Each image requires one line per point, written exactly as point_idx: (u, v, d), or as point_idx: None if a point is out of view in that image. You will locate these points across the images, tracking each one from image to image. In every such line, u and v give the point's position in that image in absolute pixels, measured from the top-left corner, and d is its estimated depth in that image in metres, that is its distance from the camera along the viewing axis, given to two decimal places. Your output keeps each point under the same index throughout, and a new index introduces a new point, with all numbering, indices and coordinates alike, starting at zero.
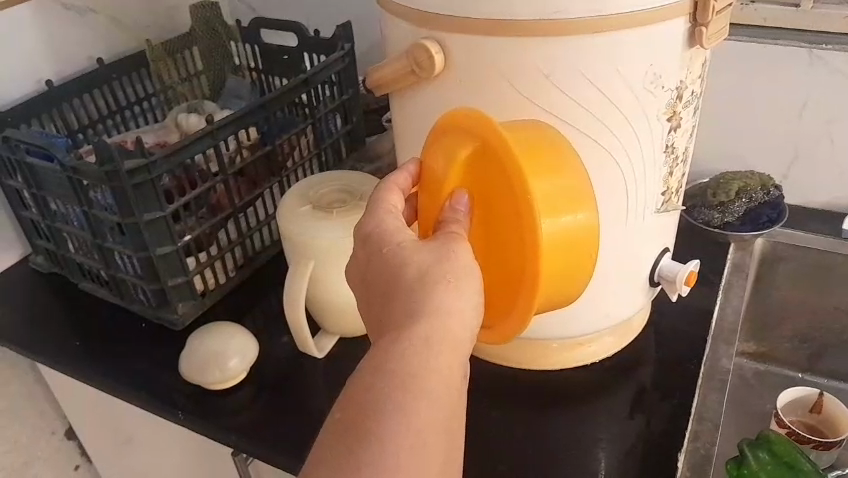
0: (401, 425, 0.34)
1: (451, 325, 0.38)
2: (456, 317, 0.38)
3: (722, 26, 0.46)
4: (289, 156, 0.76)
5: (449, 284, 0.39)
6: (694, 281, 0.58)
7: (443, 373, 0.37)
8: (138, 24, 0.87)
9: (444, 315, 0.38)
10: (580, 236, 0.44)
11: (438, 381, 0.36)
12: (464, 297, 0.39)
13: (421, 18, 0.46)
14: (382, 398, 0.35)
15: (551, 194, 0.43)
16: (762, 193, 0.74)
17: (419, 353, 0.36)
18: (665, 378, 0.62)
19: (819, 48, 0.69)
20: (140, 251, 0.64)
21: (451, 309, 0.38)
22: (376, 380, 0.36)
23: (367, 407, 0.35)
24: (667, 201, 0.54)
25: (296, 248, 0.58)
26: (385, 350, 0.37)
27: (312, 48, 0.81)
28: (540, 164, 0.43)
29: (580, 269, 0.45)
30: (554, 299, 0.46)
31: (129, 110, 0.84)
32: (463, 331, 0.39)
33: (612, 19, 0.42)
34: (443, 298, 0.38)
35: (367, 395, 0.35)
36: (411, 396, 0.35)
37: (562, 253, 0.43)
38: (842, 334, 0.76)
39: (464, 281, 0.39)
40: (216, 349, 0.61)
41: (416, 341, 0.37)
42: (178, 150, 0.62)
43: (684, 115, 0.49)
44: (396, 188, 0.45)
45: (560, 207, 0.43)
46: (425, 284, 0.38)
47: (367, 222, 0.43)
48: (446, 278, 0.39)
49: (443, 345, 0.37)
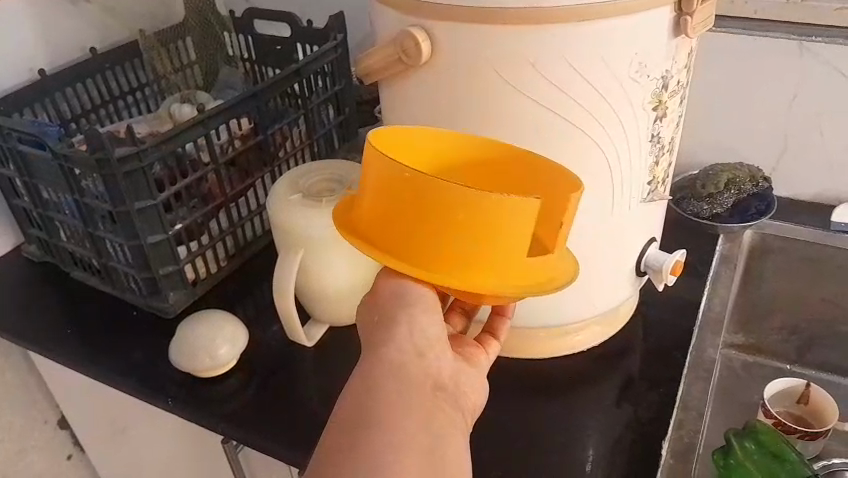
0: (378, 433, 0.36)
1: (395, 347, 0.40)
2: (413, 334, 0.41)
3: (707, 14, 0.46)
4: (281, 146, 0.76)
5: (399, 310, 0.42)
6: (680, 270, 0.58)
7: (411, 384, 0.39)
8: (132, 14, 0.87)
9: (398, 335, 0.41)
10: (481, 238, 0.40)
11: (408, 390, 0.38)
12: (418, 314, 0.42)
13: (407, 5, 0.46)
14: (344, 428, 0.37)
15: (420, 226, 0.41)
16: (751, 186, 0.74)
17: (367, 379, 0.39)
18: (654, 367, 0.62)
19: (809, 40, 0.69)
20: (131, 240, 0.64)
21: (405, 327, 0.41)
22: (347, 402, 0.38)
23: (333, 439, 0.36)
24: (654, 190, 0.54)
25: (287, 235, 0.59)
26: (351, 378, 0.39)
27: (305, 38, 0.82)
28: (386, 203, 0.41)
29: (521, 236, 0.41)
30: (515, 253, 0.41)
31: (122, 100, 0.84)
32: (425, 345, 0.41)
33: (595, 8, 0.43)
34: (396, 322, 0.41)
35: (331, 430, 0.37)
36: (382, 406, 0.37)
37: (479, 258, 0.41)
38: (831, 326, 0.76)
39: (415, 301, 0.42)
40: (206, 338, 0.61)
41: (377, 363, 0.39)
42: (169, 138, 0.62)
43: (669, 104, 0.50)
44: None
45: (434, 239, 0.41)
46: (379, 319, 0.42)
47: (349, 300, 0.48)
48: (392, 308, 0.42)
49: (391, 364, 0.39)
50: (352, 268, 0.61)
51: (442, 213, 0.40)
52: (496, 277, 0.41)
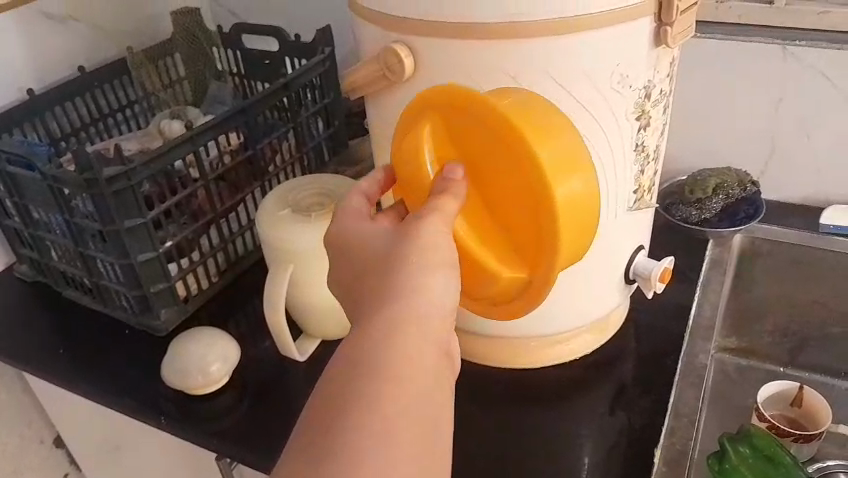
0: (369, 412, 0.33)
1: (422, 303, 0.38)
2: (424, 304, 0.38)
3: (687, 24, 0.47)
4: (271, 160, 0.77)
5: (411, 276, 0.39)
6: (668, 277, 0.59)
7: (411, 360, 0.36)
8: (120, 31, 0.87)
9: (405, 304, 0.38)
10: (567, 147, 0.43)
11: (407, 367, 0.36)
12: (432, 283, 0.39)
13: (389, 22, 0.46)
14: (357, 378, 0.35)
15: (533, 112, 0.43)
16: (739, 189, 0.74)
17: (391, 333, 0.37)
18: (646, 374, 0.62)
19: (793, 44, 0.70)
20: (121, 258, 0.64)
21: (416, 292, 0.39)
22: (364, 357, 0.35)
23: (340, 389, 0.34)
24: (640, 199, 0.54)
25: (275, 251, 0.59)
26: (377, 324, 0.37)
27: (292, 52, 0.82)
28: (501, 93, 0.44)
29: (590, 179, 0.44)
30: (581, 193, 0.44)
31: (111, 118, 0.84)
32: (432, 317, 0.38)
33: (574, 21, 0.43)
34: (405, 288, 0.39)
35: (342, 377, 0.35)
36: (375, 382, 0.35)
37: (560, 161, 0.43)
38: (822, 328, 0.77)
39: (429, 267, 0.40)
40: (195, 356, 0.61)
41: (378, 334, 0.37)
42: (159, 156, 0.63)
43: (653, 113, 0.50)
44: (362, 193, 0.48)
45: (535, 117, 0.43)
46: (385, 280, 0.39)
47: (340, 235, 0.45)
48: (402, 270, 0.39)
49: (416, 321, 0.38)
50: None
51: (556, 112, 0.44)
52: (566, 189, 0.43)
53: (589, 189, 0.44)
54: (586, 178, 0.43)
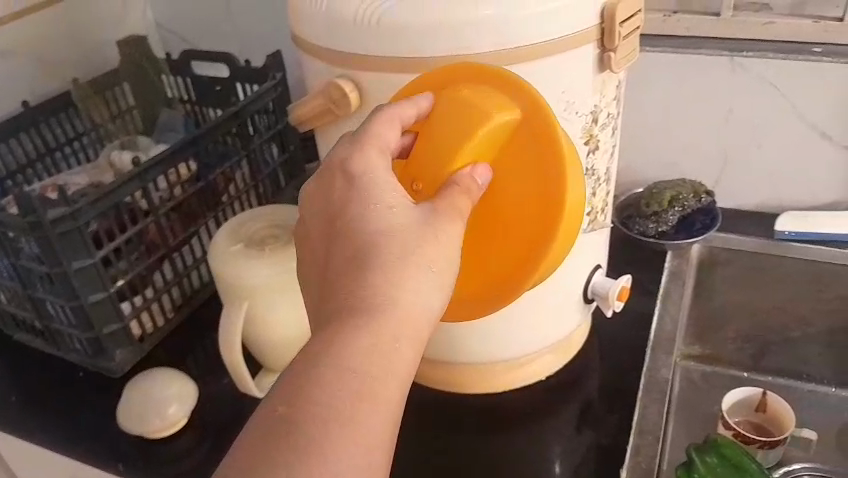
0: (335, 429, 0.33)
1: (411, 315, 0.37)
2: (403, 310, 0.37)
3: (631, 48, 0.47)
4: (225, 190, 0.75)
5: (394, 276, 0.37)
6: (626, 295, 0.59)
7: (381, 372, 0.35)
8: (65, 62, 0.85)
9: (384, 307, 0.36)
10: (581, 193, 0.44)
11: (375, 383, 0.35)
12: (415, 289, 0.37)
13: (333, 56, 0.46)
14: (327, 391, 0.34)
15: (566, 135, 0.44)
16: (694, 200, 0.74)
17: (372, 344, 0.35)
18: (610, 392, 0.62)
19: (740, 55, 0.71)
20: (71, 300, 0.63)
21: (400, 299, 0.37)
22: (334, 371, 0.34)
23: (307, 399, 0.34)
24: (593, 220, 0.54)
25: (229, 288, 0.57)
26: (362, 332, 0.35)
27: (243, 77, 0.80)
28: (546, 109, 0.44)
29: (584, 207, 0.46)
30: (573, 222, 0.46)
31: (59, 152, 0.82)
32: (409, 323, 0.37)
33: (516, 52, 0.43)
34: (386, 288, 0.37)
35: (312, 387, 0.34)
36: (341, 396, 0.34)
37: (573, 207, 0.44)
38: (782, 332, 0.77)
39: (415, 270, 0.37)
40: (153, 397, 0.60)
41: (351, 338, 0.35)
42: (107, 194, 0.61)
43: (601, 137, 0.49)
44: (397, 120, 0.41)
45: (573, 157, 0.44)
46: (367, 270, 0.37)
47: (332, 173, 0.40)
48: (388, 266, 0.37)
49: (399, 334, 0.36)
50: (300, 316, 0.60)
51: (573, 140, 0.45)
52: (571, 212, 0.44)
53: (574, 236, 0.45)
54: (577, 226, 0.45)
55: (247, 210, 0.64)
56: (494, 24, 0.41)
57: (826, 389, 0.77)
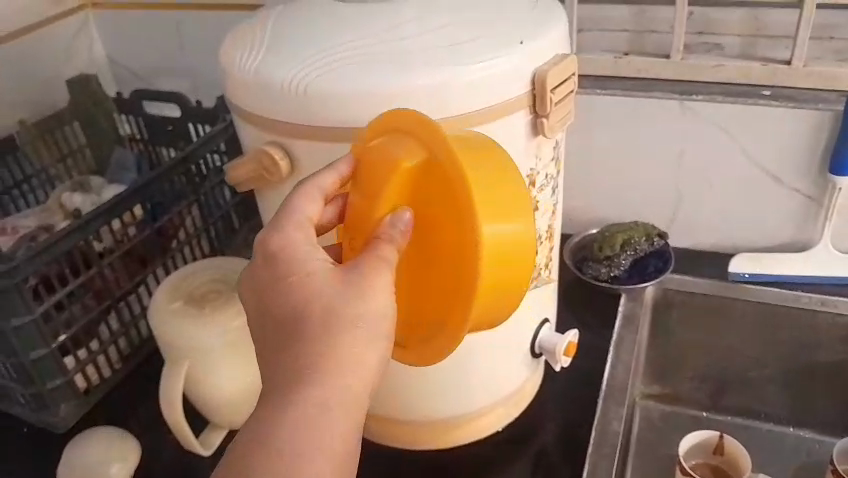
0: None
1: (354, 377, 0.36)
2: (354, 366, 0.36)
3: (564, 113, 0.46)
4: (175, 235, 0.74)
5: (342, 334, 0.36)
6: (573, 351, 0.59)
7: (338, 431, 0.35)
8: (13, 104, 0.83)
9: (333, 364, 0.35)
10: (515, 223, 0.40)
11: (339, 447, 0.35)
12: (363, 343, 0.36)
13: (265, 123, 0.45)
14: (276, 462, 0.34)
15: (499, 186, 0.39)
16: (646, 243, 0.75)
17: (317, 411, 0.35)
18: (561, 445, 0.62)
19: (690, 99, 0.71)
20: (13, 357, 0.62)
21: (341, 363, 0.36)
22: (285, 445, 0.34)
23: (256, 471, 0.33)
24: (537, 277, 0.53)
25: (168, 347, 0.56)
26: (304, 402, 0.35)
27: (196, 118, 0.79)
28: (478, 158, 0.39)
29: (525, 259, 0.40)
30: (507, 275, 0.40)
31: (7, 196, 0.79)
32: (360, 373, 0.36)
33: (446, 119, 0.42)
34: (334, 347, 0.36)
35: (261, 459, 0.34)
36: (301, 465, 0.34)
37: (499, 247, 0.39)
38: (739, 373, 0.77)
39: (361, 326, 0.36)
40: (96, 454, 0.58)
41: (296, 405, 0.35)
42: (45, 249, 0.59)
43: (540, 198, 0.49)
44: (321, 193, 0.41)
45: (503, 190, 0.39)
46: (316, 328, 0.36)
47: (260, 245, 0.39)
48: (334, 325, 0.36)
49: (343, 396, 0.35)
50: (244, 374, 0.59)
51: (504, 181, 0.39)
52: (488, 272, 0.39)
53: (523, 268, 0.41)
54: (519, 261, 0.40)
55: (188, 264, 0.63)
56: (424, 93, 0.41)
57: (784, 430, 0.76)
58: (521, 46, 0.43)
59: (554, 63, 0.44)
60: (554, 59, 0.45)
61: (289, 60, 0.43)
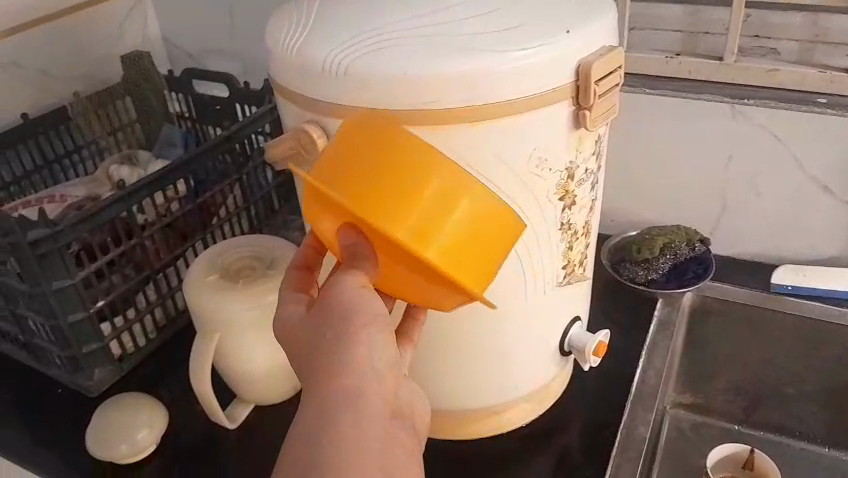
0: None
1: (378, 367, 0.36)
2: (375, 357, 0.36)
3: (608, 106, 0.45)
4: (216, 212, 0.75)
5: (346, 336, 0.36)
6: (603, 351, 0.57)
7: (371, 435, 0.34)
8: (69, 76, 0.85)
9: (345, 369, 0.35)
10: (438, 183, 0.38)
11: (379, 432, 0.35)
12: (369, 341, 0.36)
13: (306, 102, 0.45)
14: (330, 450, 0.33)
15: (388, 176, 0.38)
16: (687, 248, 0.74)
17: (355, 398, 0.35)
18: (585, 445, 0.61)
19: (741, 103, 0.69)
20: (50, 320, 0.63)
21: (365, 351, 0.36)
22: (334, 433, 0.33)
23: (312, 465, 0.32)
24: (570, 272, 0.53)
25: (201, 318, 0.57)
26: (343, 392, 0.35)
27: (243, 99, 0.79)
28: (355, 170, 0.38)
29: (475, 209, 0.38)
30: (462, 236, 0.38)
31: (58, 165, 0.82)
32: (376, 374, 0.36)
33: (486, 106, 0.42)
34: (353, 340, 0.36)
35: (314, 452, 0.33)
36: (349, 467, 0.33)
37: (441, 212, 0.38)
38: (775, 387, 0.75)
39: (364, 323, 0.37)
40: (126, 419, 0.60)
41: (337, 396, 0.34)
42: (89, 217, 0.61)
43: (578, 192, 0.48)
44: (297, 268, 0.44)
45: (396, 165, 0.38)
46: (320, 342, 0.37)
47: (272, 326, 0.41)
48: (343, 328, 0.36)
49: (374, 382, 0.36)
50: (273, 351, 0.59)
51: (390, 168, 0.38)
52: (437, 244, 0.37)
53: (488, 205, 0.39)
54: (473, 206, 0.38)
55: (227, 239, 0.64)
56: (466, 81, 0.41)
57: (818, 449, 0.74)
58: (567, 35, 0.42)
59: (600, 54, 0.43)
60: (601, 50, 0.44)
61: (331, 39, 0.43)
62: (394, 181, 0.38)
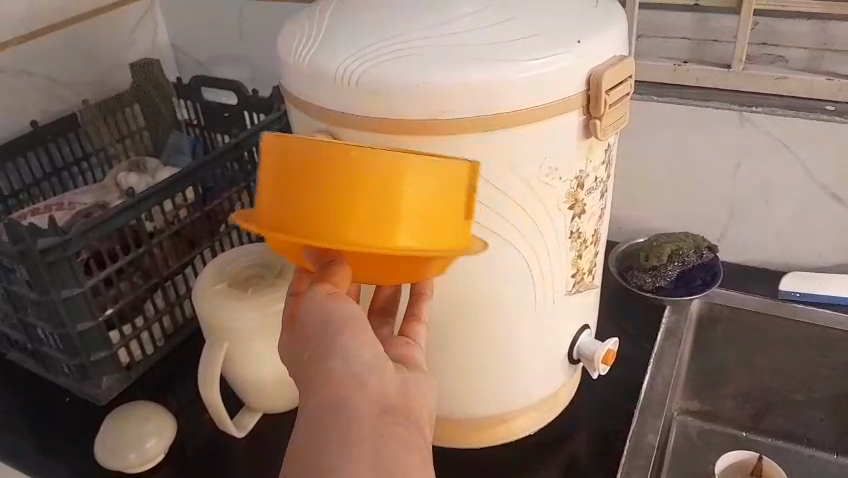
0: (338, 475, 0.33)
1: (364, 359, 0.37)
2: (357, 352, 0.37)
3: (619, 115, 0.46)
4: (223, 219, 0.75)
5: (326, 340, 0.38)
6: (612, 359, 0.57)
7: (360, 435, 0.34)
8: (77, 84, 0.85)
9: (325, 381, 0.36)
10: (362, 174, 0.38)
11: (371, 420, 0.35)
12: (342, 349, 0.37)
13: (318, 111, 0.45)
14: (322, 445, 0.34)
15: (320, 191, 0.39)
16: (695, 255, 0.74)
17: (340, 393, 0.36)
18: (593, 453, 0.61)
19: (749, 110, 0.69)
20: (59, 328, 0.63)
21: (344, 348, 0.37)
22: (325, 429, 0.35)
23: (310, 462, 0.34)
24: (580, 281, 0.53)
25: (210, 327, 0.57)
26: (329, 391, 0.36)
27: (251, 107, 0.80)
28: (292, 197, 0.40)
29: (417, 181, 0.38)
30: (412, 211, 0.39)
31: (66, 172, 0.83)
32: (358, 380, 0.36)
33: (497, 116, 0.42)
34: (331, 341, 0.37)
35: (310, 450, 0.34)
36: (342, 456, 0.33)
37: (378, 200, 0.38)
38: (784, 394, 0.74)
39: (341, 325, 0.38)
40: (136, 428, 0.60)
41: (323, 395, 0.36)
42: (98, 225, 0.61)
43: (588, 201, 0.48)
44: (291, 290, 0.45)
45: (325, 175, 0.39)
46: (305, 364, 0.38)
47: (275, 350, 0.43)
48: (321, 334, 0.38)
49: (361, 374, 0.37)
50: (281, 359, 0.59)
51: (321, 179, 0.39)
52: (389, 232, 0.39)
53: (430, 174, 0.38)
54: (413, 178, 0.38)
55: (236, 247, 0.64)
56: (477, 90, 0.41)
57: (827, 456, 0.73)
58: (577, 45, 0.42)
59: (611, 64, 0.44)
60: (611, 60, 0.44)
61: (343, 48, 0.43)
62: (326, 193, 0.39)
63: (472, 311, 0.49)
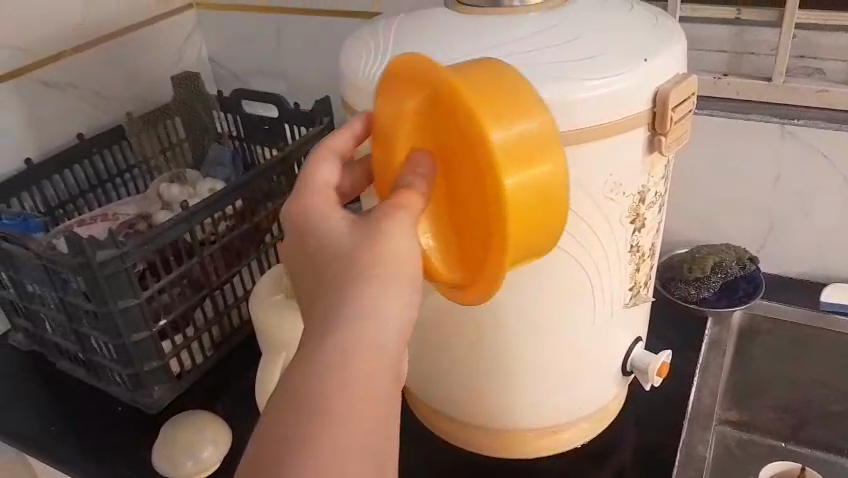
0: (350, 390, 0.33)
1: (409, 302, 0.36)
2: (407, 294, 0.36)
3: (681, 132, 0.47)
4: (268, 230, 0.75)
5: (383, 265, 0.35)
6: (664, 371, 0.58)
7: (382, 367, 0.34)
8: (121, 96, 0.87)
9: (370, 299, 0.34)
10: (538, 141, 0.37)
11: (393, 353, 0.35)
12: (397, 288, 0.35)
13: None
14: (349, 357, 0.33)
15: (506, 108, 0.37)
16: (737, 267, 0.75)
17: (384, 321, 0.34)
18: (643, 465, 0.61)
19: (791, 123, 0.70)
20: (114, 339, 0.64)
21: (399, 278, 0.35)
22: (353, 343, 0.33)
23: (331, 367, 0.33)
24: (635, 294, 0.54)
25: (269, 338, 0.58)
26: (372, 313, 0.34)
27: (293, 120, 0.80)
28: (484, 87, 0.38)
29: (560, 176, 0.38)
30: (541, 197, 0.38)
31: (110, 183, 0.84)
32: (396, 323, 0.35)
33: (568, 134, 0.42)
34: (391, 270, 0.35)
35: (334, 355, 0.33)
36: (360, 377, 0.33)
37: (529, 169, 0.37)
38: (825, 406, 0.75)
39: (401, 261, 0.36)
40: (192, 438, 0.61)
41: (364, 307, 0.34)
42: (154, 237, 0.62)
43: (647, 215, 0.50)
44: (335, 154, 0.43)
45: (517, 106, 0.37)
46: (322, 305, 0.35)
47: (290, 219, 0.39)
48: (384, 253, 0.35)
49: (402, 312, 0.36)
50: None
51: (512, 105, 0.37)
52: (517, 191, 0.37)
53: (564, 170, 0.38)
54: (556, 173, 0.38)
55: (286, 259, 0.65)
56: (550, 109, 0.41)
57: None
58: (644, 64, 0.43)
59: (675, 82, 0.45)
60: (674, 78, 0.45)
61: None
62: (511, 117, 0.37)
63: (531, 324, 0.50)
